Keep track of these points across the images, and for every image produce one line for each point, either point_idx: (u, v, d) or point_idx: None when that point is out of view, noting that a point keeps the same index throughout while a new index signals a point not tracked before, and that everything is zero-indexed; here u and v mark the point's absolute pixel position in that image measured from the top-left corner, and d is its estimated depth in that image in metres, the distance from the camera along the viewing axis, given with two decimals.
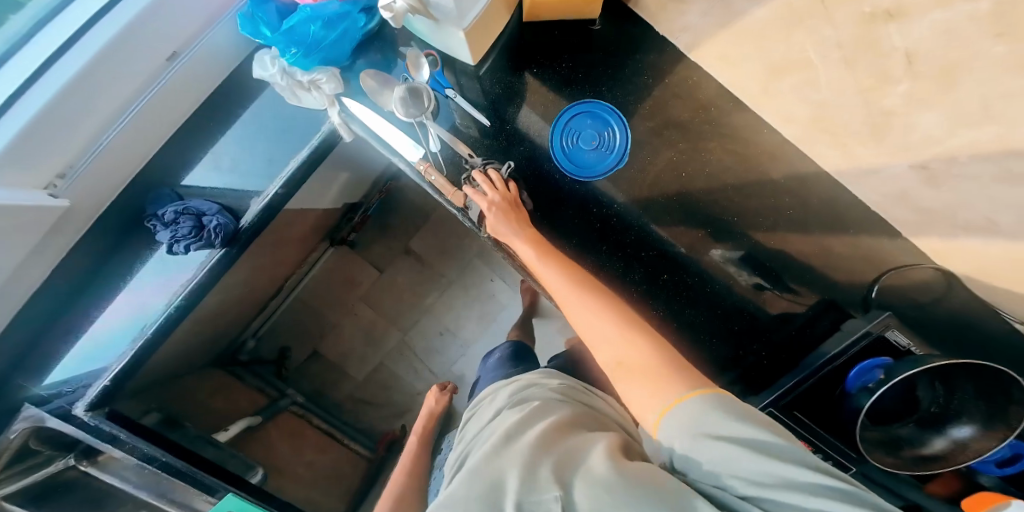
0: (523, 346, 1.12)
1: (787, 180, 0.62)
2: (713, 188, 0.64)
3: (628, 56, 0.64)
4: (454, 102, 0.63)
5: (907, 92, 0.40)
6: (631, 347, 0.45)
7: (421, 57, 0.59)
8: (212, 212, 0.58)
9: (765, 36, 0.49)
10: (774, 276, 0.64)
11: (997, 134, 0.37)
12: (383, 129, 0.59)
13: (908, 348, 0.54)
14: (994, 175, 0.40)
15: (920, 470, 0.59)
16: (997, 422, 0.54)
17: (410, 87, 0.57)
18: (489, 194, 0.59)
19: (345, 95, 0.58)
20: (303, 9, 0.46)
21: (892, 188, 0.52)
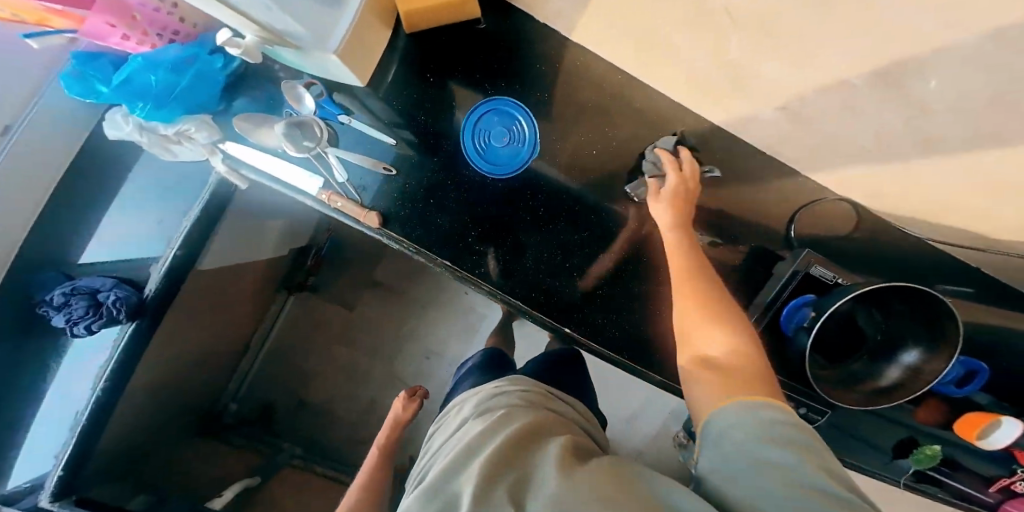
0: (501, 353, 1.10)
1: (688, 139, 0.64)
2: (625, 160, 0.66)
3: (515, 48, 0.63)
4: (352, 126, 0.61)
5: (742, 44, 0.41)
6: (738, 351, 0.40)
7: (301, 88, 0.57)
8: (107, 287, 0.59)
9: (614, 13, 0.50)
10: (720, 230, 0.64)
11: (818, 70, 0.38)
12: (278, 168, 0.57)
13: (836, 281, 0.56)
14: (832, 108, 0.42)
15: (880, 404, 0.58)
16: (939, 342, 0.53)
17: (291, 121, 0.56)
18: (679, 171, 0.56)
19: (224, 140, 0.56)
20: (136, 59, 0.43)
21: (769, 133, 0.53)
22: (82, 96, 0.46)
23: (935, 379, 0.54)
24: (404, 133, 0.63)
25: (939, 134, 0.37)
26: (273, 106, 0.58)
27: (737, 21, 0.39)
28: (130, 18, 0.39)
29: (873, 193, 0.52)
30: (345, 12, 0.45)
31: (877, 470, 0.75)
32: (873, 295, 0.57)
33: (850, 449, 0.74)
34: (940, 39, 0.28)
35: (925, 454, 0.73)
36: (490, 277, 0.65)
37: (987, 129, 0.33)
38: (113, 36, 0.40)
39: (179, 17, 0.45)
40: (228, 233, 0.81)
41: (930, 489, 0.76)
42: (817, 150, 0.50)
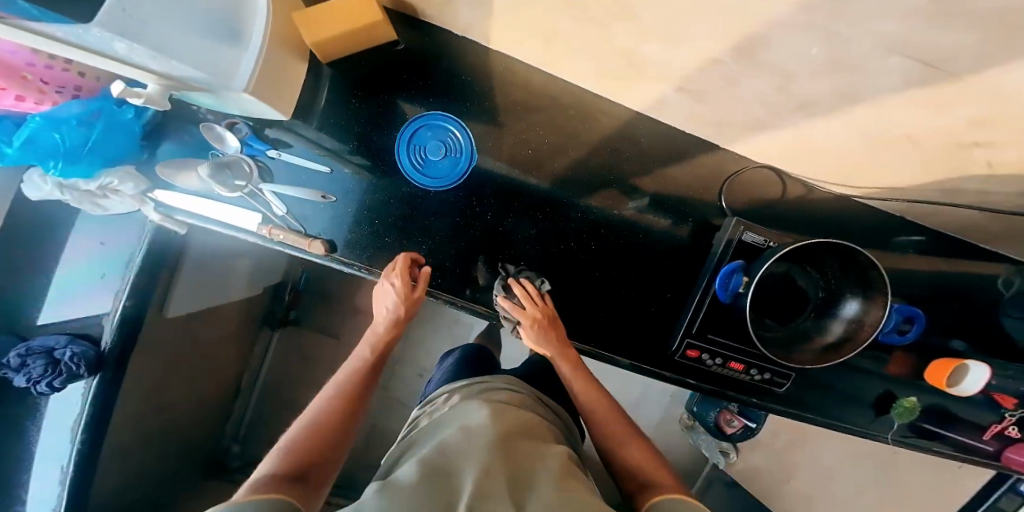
0: (481, 348, 1.04)
1: (615, 128, 0.67)
2: (561, 154, 0.67)
3: (438, 63, 0.65)
4: (282, 160, 0.62)
5: (624, 33, 0.42)
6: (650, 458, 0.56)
7: (220, 128, 0.59)
8: (63, 344, 0.59)
9: (513, 18, 0.52)
10: (658, 209, 0.67)
11: (692, 52, 0.40)
12: (213, 210, 0.59)
13: (767, 245, 0.57)
14: (720, 82, 0.43)
15: (830, 360, 0.58)
16: (873, 288, 0.55)
17: (214, 163, 0.57)
18: (529, 309, 0.61)
19: (152, 189, 0.57)
20: (34, 118, 0.44)
21: (682, 111, 0.54)
22: None
23: (876, 329, 0.55)
24: (355, 157, 0.64)
25: (812, 96, 0.39)
26: (197, 148, 0.60)
27: (607, 13, 0.40)
28: (20, 78, 0.44)
29: (793, 156, 0.53)
30: (246, 53, 0.47)
31: (859, 428, 0.74)
32: (812, 253, 0.58)
33: (828, 410, 0.74)
34: (765, 11, 0.30)
35: (904, 407, 0.73)
36: (447, 286, 0.66)
37: (844, 85, 0.35)
38: (6, 98, 0.44)
39: (77, 73, 0.48)
40: (192, 279, 0.83)
41: (922, 443, 0.74)
42: (728, 122, 0.51)
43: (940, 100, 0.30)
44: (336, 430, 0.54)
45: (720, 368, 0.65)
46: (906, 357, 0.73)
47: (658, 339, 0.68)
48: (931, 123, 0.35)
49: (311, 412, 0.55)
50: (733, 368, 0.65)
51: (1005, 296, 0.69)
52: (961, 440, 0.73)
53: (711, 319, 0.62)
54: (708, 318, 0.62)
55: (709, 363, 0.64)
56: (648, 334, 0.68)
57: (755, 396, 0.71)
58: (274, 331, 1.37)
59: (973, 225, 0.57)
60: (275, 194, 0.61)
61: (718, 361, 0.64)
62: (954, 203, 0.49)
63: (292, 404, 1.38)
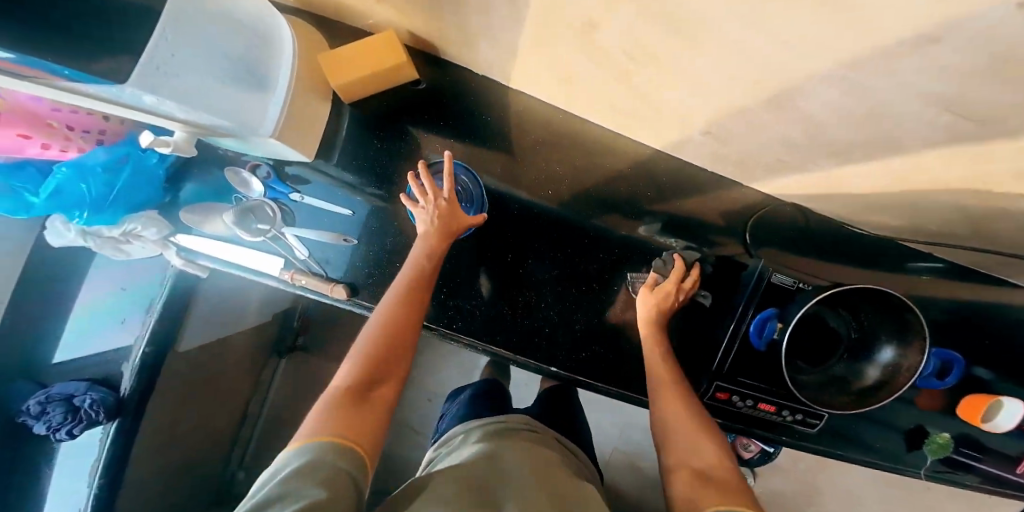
0: (496, 382, 1.01)
1: (634, 164, 0.66)
2: (580, 187, 0.66)
3: (458, 101, 0.65)
4: (304, 202, 0.61)
5: (653, 83, 0.43)
6: (722, 464, 0.47)
7: (243, 173, 0.59)
8: (82, 391, 0.60)
9: (538, 60, 0.52)
10: (683, 237, 0.65)
11: (724, 100, 0.40)
12: (232, 254, 0.59)
13: (798, 286, 0.57)
14: (750, 129, 0.43)
15: (869, 405, 0.57)
16: (909, 332, 0.53)
17: (239, 210, 0.58)
18: (670, 281, 0.59)
19: (174, 233, 0.58)
20: (62, 169, 0.46)
21: (704, 152, 0.54)
22: (16, 211, 0.47)
23: (917, 375, 0.53)
24: (372, 189, 0.63)
25: (844, 145, 0.38)
26: (219, 191, 0.60)
27: (636, 62, 0.40)
28: (46, 126, 0.44)
29: (821, 196, 0.53)
30: (268, 95, 0.46)
31: (892, 466, 0.71)
32: (844, 297, 0.57)
33: (860, 445, 0.71)
34: (808, 69, 0.29)
35: (937, 443, 0.69)
36: (466, 328, 0.65)
37: (884, 136, 0.34)
38: (32, 147, 0.44)
39: (103, 117, 0.48)
40: (205, 311, 0.83)
41: (957, 477, 0.71)
42: (753, 162, 0.52)
43: (990, 155, 0.30)
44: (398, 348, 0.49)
45: (750, 410, 0.63)
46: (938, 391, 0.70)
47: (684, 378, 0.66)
48: (973, 174, 0.34)
49: (371, 330, 0.49)
50: (763, 409, 0.63)
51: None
52: (993, 472, 0.70)
53: (742, 363, 0.61)
54: (740, 361, 0.61)
55: (738, 405, 0.62)
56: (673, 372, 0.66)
57: (784, 434, 0.67)
58: (281, 360, 1.33)
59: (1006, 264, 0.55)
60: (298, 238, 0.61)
61: (750, 403, 0.63)
62: (974, 245, 0.51)
63: None
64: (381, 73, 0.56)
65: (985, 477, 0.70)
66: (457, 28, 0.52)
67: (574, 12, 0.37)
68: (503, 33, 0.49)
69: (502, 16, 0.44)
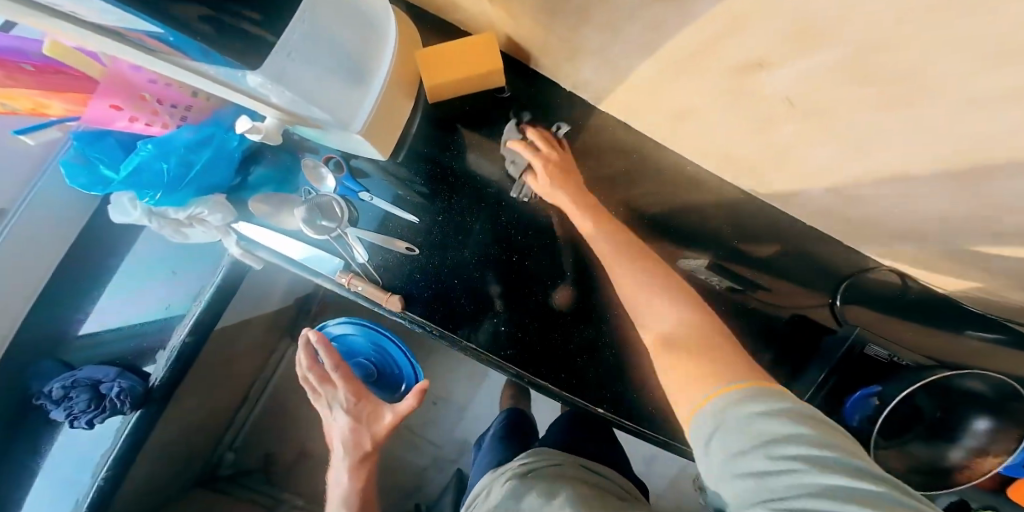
0: (522, 412, 1.02)
1: (718, 202, 0.62)
2: (658, 217, 0.63)
3: (543, 116, 0.61)
4: (372, 203, 0.59)
5: (794, 129, 0.39)
6: (684, 324, 0.43)
7: (322, 167, 0.56)
8: (109, 378, 0.64)
9: (654, 89, 0.47)
10: (745, 278, 0.63)
11: (883, 157, 0.36)
12: (291, 251, 0.56)
13: (893, 359, 0.52)
14: (888, 188, 0.40)
15: (943, 486, 0.54)
16: (1010, 407, 0.49)
17: (310, 205, 0.55)
18: (544, 149, 0.56)
19: (237, 221, 0.55)
20: (147, 146, 0.43)
21: (815, 200, 0.51)
22: (90, 185, 0.45)
23: (1004, 465, 0.50)
24: (422, 189, 0.60)
25: (1010, 229, 0.36)
26: (286, 178, 0.57)
27: (793, 107, 0.36)
28: (138, 99, 0.42)
29: (942, 258, 0.48)
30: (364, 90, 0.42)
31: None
32: (952, 385, 0.51)
33: None
34: None
35: None
36: (518, 359, 0.60)
37: None
38: (119, 118, 0.41)
39: (193, 92, 0.45)
40: (242, 300, 0.81)
41: None
42: (865, 218, 0.48)
43: None
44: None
45: None
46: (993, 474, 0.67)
47: None
48: None
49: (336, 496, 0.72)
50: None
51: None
52: None
53: None
54: None
55: None
56: None
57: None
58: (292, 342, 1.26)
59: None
60: (362, 243, 0.58)
61: None
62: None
63: (294, 419, 1.25)
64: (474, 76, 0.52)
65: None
66: (574, 47, 0.48)
67: (741, 48, 0.32)
68: (628, 59, 0.44)
69: (640, 44, 0.40)
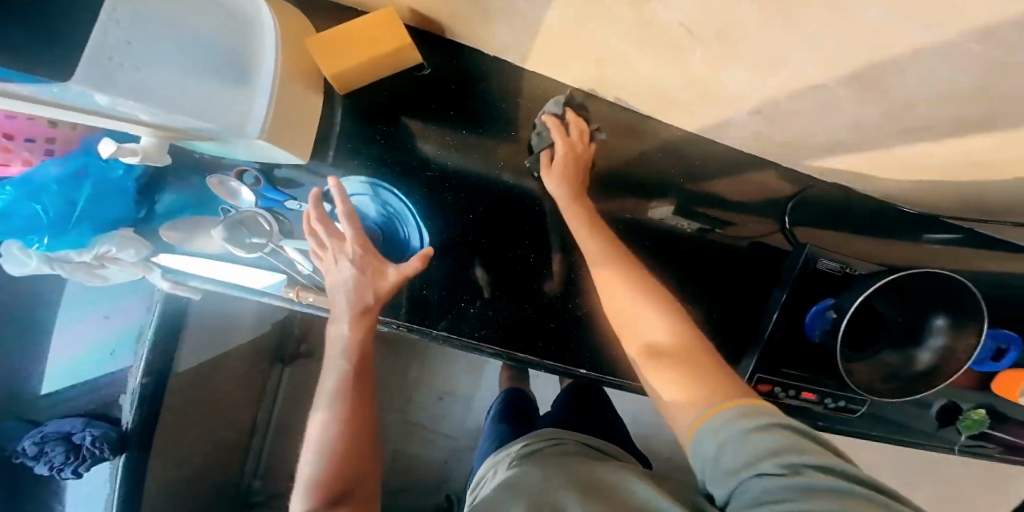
0: (518, 393, 1.01)
1: (664, 146, 0.61)
2: (611, 170, 0.60)
3: (473, 86, 0.58)
4: (302, 210, 0.54)
5: (706, 56, 0.37)
6: (679, 333, 0.39)
7: (232, 181, 0.50)
8: (79, 428, 0.64)
9: (568, 39, 0.45)
10: (707, 216, 0.62)
11: (794, 71, 0.35)
12: (229, 275, 0.52)
13: (845, 270, 0.54)
14: (808, 104, 0.39)
15: (919, 392, 0.54)
16: (966, 303, 0.49)
17: (228, 222, 0.50)
18: (569, 139, 0.52)
19: (156, 252, 0.51)
20: (9, 190, 0.40)
21: (752, 127, 0.50)
22: None
23: (971, 360, 0.50)
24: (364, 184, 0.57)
25: (929, 122, 0.35)
26: (201, 200, 0.51)
27: (696, 33, 0.34)
28: None
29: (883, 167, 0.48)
30: (257, 91, 0.38)
31: (928, 442, 0.72)
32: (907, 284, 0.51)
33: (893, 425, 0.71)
34: (922, 37, 0.24)
35: (968, 418, 0.71)
36: (492, 337, 0.59)
37: (975, 113, 0.31)
38: None
39: (47, 122, 0.42)
40: (198, 333, 0.77)
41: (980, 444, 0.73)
42: (799, 138, 0.48)
43: None
44: (355, 435, 0.52)
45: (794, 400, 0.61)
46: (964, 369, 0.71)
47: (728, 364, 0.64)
48: None
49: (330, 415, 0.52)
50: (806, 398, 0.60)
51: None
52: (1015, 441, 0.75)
53: (787, 354, 0.59)
54: (784, 351, 0.59)
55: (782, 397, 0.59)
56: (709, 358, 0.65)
57: (821, 420, 0.67)
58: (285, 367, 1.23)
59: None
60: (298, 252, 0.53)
61: (791, 393, 0.61)
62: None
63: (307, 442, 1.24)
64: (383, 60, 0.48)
65: (1004, 446, 0.75)
66: (471, 5, 0.44)
67: None
68: (530, 13, 0.42)
69: None
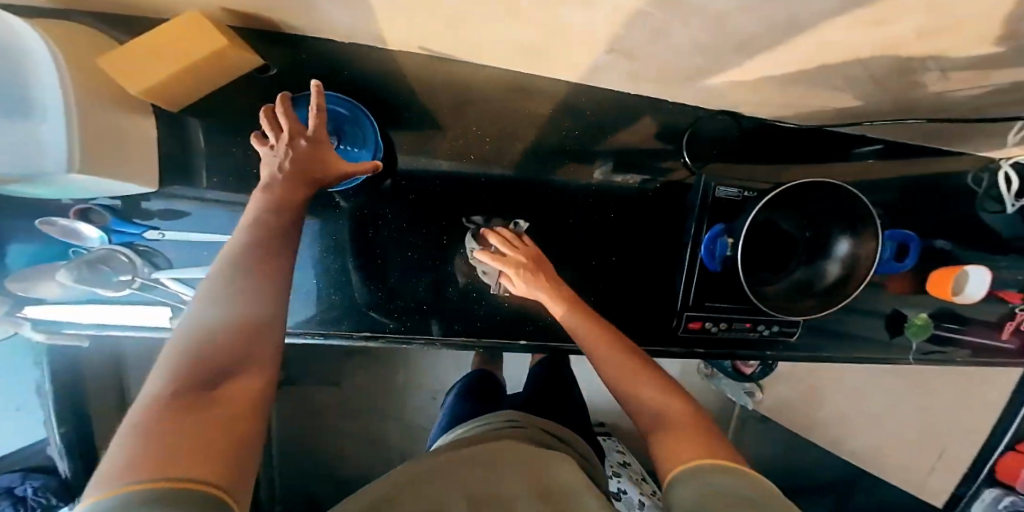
0: (484, 373, 1.00)
1: (557, 101, 0.58)
2: (507, 136, 0.57)
3: (340, 76, 0.50)
4: (168, 239, 0.47)
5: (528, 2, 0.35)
6: (668, 404, 0.41)
7: (68, 222, 0.44)
8: (20, 481, 0.69)
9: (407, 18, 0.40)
10: (643, 167, 0.62)
11: (607, 6, 0.33)
12: (105, 316, 0.48)
13: (742, 195, 0.56)
14: (642, 34, 0.38)
15: (835, 304, 0.54)
16: (859, 214, 0.50)
17: (83, 264, 0.44)
18: (510, 255, 0.54)
19: (17, 306, 0.46)
20: None
21: (621, 64, 0.48)
22: None
23: (874, 264, 0.50)
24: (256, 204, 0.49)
25: (749, 33, 0.33)
26: (45, 248, 0.45)
27: None
28: None
29: (758, 84, 0.46)
30: (51, 123, 0.32)
31: (889, 355, 0.72)
32: (803, 198, 0.52)
33: (847, 343, 0.70)
34: None
35: (916, 325, 0.71)
36: (421, 323, 0.59)
37: (788, 19, 0.29)
38: None
39: None
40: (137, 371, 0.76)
41: (937, 353, 0.73)
42: (669, 67, 0.46)
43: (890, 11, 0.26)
44: (276, 261, 0.35)
45: (724, 331, 0.63)
46: (905, 275, 0.70)
47: (664, 308, 0.65)
48: (869, 37, 0.31)
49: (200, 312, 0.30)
50: (738, 327, 0.63)
51: (979, 191, 0.70)
52: (976, 342, 0.74)
53: (707, 288, 0.61)
54: (704, 286, 0.61)
55: (711, 328, 0.62)
56: (647, 305, 0.65)
57: (768, 349, 0.68)
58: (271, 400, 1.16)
59: (940, 129, 0.54)
60: (176, 282, 0.48)
61: (722, 326, 0.63)
62: (917, 119, 0.49)
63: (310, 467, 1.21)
64: (216, 67, 0.40)
65: (971, 347, 0.74)
66: None
67: None
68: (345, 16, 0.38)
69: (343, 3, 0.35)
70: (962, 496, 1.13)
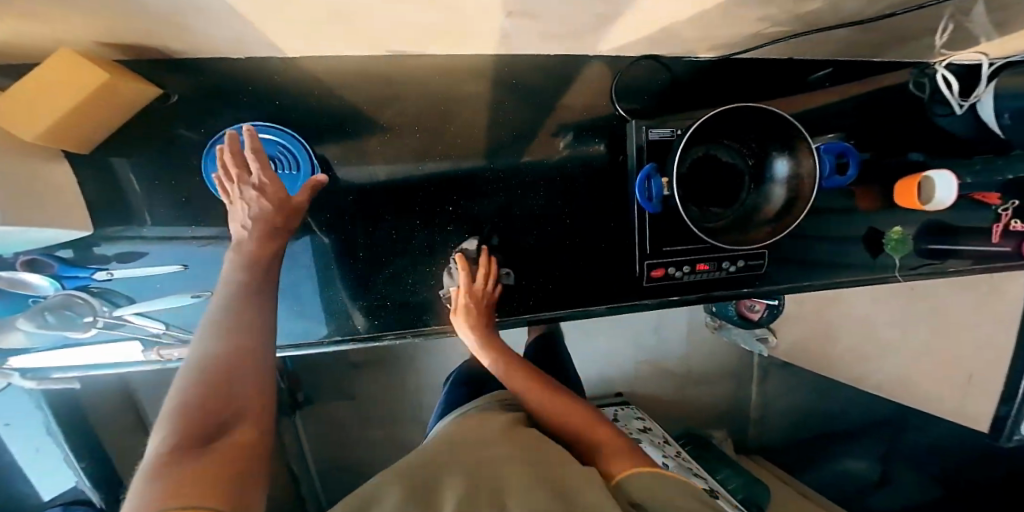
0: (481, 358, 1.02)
1: (480, 76, 0.57)
2: (436, 121, 0.57)
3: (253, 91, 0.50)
4: (118, 277, 0.50)
5: None
6: (612, 438, 0.52)
7: (16, 276, 0.47)
8: None
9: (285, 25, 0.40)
10: (587, 129, 0.61)
11: None
12: (85, 356, 0.52)
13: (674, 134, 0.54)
14: None
15: (787, 227, 0.53)
16: (789, 133, 0.50)
17: (49, 311, 0.48)
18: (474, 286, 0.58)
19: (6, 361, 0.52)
20: None
21: (523, 26, 0.46)
22: None
23: (815, 179, 0.49)
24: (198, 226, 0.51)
25: None
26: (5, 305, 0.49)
27: None
28: None
29: (666, 19, 0.44)
30: None
31: (874, 275, 0.70)
32: (731, 124, 0.51)
33: (824, 269, 0.69)
34: None
35: (894, 240, 0.69)
36: (386, 312, 0.60)
37: None
38: None
39: None
40: None
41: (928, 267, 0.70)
42: (568, 20, 0.44)
43: None
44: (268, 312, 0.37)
45: (690, 274, 0.62)
46: (873, 188, 0.68)
47: (627, 263, 0.64)
48: None
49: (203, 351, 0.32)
50: (703, 269, 0.62)
51: (922, 98, 0.67)
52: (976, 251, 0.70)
53: (663, 234, 0.60)
54: (659, 232, 0.60)
55: (674, 273, 0.62)
56: (611, 263, 0.64)
57: (743, 286, 0.67)
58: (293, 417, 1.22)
59: (870, 36, 0.52)
60: (138, 315, 0.51)
61: (686, 270, 0.62)
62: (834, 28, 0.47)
63: (343, 469, 1.27)
64: (97, 95, 0.38)
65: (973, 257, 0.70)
66: None
67: None
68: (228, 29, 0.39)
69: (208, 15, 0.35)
70: (1006, 416, 0.77)
